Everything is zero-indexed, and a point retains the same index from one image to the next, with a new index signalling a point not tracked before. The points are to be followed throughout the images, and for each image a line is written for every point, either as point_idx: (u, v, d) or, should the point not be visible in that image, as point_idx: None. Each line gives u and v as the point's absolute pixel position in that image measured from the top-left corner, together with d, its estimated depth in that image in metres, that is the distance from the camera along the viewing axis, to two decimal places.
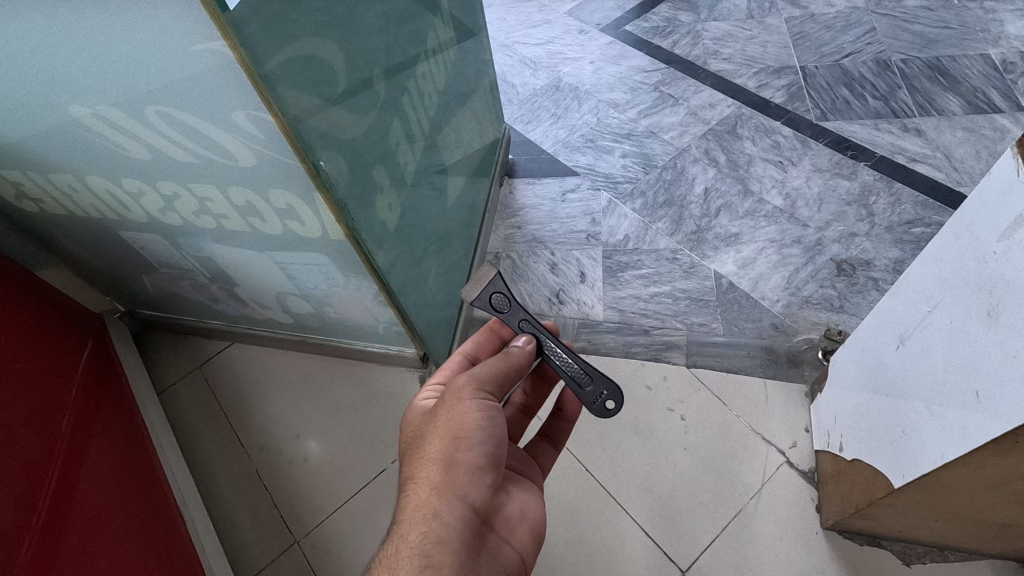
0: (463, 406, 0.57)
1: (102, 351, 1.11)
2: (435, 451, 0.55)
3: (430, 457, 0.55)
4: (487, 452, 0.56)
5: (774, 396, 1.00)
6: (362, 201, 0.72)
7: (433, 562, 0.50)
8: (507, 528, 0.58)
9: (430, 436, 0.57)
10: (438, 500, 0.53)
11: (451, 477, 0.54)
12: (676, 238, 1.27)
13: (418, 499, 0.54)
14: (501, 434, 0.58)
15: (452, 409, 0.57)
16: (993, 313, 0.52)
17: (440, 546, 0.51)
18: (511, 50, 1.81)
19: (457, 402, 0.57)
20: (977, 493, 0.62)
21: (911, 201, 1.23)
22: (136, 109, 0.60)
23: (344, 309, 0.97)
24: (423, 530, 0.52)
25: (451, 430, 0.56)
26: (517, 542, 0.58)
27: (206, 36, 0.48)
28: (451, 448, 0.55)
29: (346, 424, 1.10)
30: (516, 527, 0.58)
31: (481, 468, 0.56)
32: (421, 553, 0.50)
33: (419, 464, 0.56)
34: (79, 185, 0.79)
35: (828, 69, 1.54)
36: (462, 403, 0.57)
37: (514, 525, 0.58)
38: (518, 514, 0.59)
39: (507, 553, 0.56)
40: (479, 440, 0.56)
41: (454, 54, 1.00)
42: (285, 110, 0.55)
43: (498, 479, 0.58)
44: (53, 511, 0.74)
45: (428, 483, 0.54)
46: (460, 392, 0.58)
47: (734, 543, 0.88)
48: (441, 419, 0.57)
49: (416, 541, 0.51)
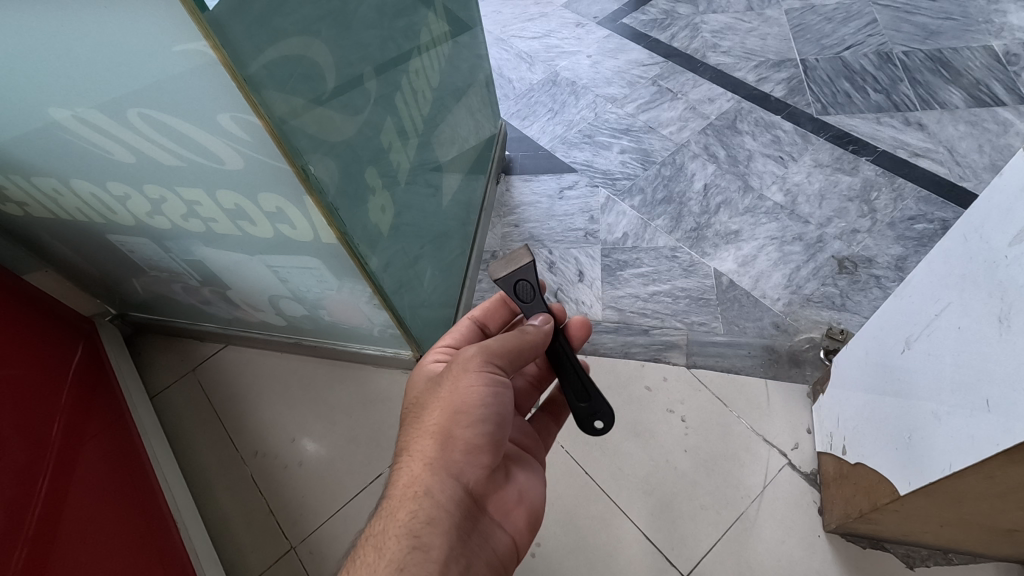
0: (466, 379, 0.57)
1: (93, 355, 1.10)
2: (433, 425, 0.56)
3: (428, 432, 0.56)
4: (486, 432, 0.56)
5: (775, 397, 0.99)
6: (352, 204, 0.70)
7: (419, 540, 0.51)
8: (503, 515, 0.59)
9: (430, 409, 0.58)
10: (431, 477, 0.54)
11: (448, 455, 0.55)
12: (675, 236, 1.25)
13: (412, 475, 0.54)
14: (502, 414, 0.58)
15: (454, 381, 0.57)
16: (1004, 318, 0.50)
17: (428, 525, 0.52)
18: (507, 44, 1.78)
19: (462, 375, 0.58)
20: (985, 500, 0.60)
21: (913, 197, 1.22)
22: (119, 112, 0.58)
23: (338, 312, 0.95)
24: (413, 507, 0.52)
25: (451, 404, 0.56)
26: (510, 526, 0.59)
27: (186, 37, 0.46)
28: (449, 422, 0.56)
29: (342, 427, 1.09)
30: (508, 510, 0.59)
31: (478, 448, 0.56)
32: (409, 529, 0.51)
33: (416, 437, 0.57)
34: (63, 188, 0.77)
35: (829, 62, 1.52)
36: (464, 376, 0.57)
37: (507, 509, 0.59)
38: (513, 500, 0.60)
39: (499, 538, 0.57)
40: (479, 416, 0.56)
41: (449, 48, 0.98)
42: (272, 113, 0.53)
43: (495, 461, 0.58)
44: (43, 520, 0.72)
45: (422, 458, 0.55)
46: (465, 363, 0.58)
47: (735, 547, 0.87)
48: (442, 392, 0.57)
49: (404, 517, 0.52)
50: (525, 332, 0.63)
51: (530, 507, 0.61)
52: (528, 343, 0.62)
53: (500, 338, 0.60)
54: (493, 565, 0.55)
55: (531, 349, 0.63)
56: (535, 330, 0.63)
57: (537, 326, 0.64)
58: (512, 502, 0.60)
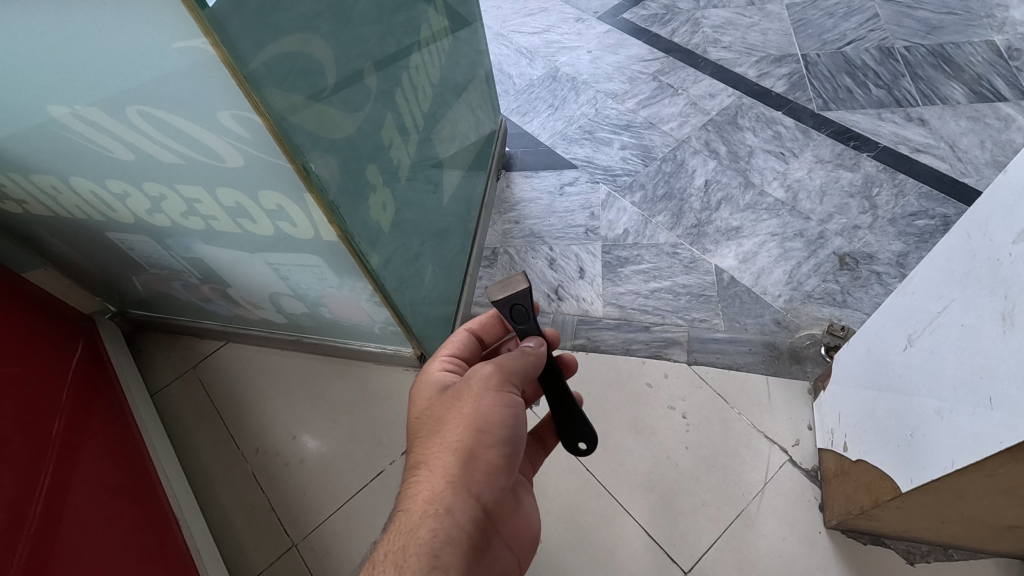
0: (487, 398, 0.57)
1: (93, 352, 1.09)
2: (455, 441, 0.55)
3: (449, 448, 0.55)
4: (505, 453, 0.57)
5: (777, 393, 0.99)
6: (352, 201, 0.69)
7: (439, 560, 0.50)
8: (512, 535, 0.60)
9: (450, 423, 0.56)
10: (453, 496, 0.53)
11: (471, 475, 0.54)
12: (676, 233, 1.25)
13: (432, 491, 0.53)
14: (519, 436, 0.58)
15: (476, 400, 0.57)
16: (1007, 316, 0.50)
17: (449, 545, 0.51)
18: (507, 39, 1.77)
19: (483, 392, 0.57)
20: (986, 497, 0.61)
21: (914, 193, 1.22)
22: (118, 109, 0.57)
23: (338, 309, 0.95)
24: (434, 525, 0.52)
25: (473, 424, 0.56)
26: (515, 547, 0.60)
27: (184, 34, 0.46)
28: (472, 441, 0.55)
29: (343, 424, 1.09)
30: (515, 531, 0.61)
31: (498, 470, 0.56)
32: (429, 547, 0.50)
33: (435, 452, 0.55)
34: (63, 186, 0.77)
35: (830, 57, 1.51)
36: (485, 396, 0.57)
37: (515, 531, 0.61)
38: (519, 523, 0.61)
39: (506, 558, 0.58)
40: (499, 437, 0.56)
41: (449, 44, 0.98)
42: (272, 110, 0.52)
43: (510, 482, 0.59)
44: (45, 518, 0.72)
45: (443, 475, 0.54)
46: (485, 380, 0.58)
47: (736, 544, 0.87)
48: (462, 408, 0.57)
49: (426, 535, 0.51)
50: (528, 352, 0.60)
51: (532, 532, 0.63)
52: (532, 361, 0.60)
53: (512, 356, 0.59)
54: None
55: (536, 368, 0.61)
56: (535, 353, 0.61)
57: (534, 348, 0.61)
58: (519, 524, 0.61)
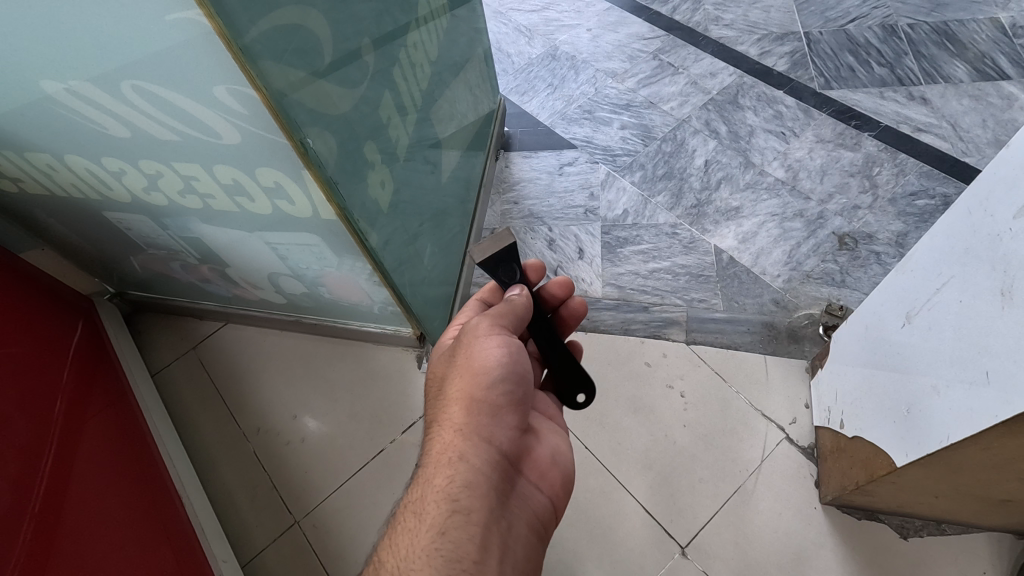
0: (481, 344, 0.59)
1: (92, 333, 1.09)
2: (458, 391, 0.57)
3: (454, 398, 0.57)
4: (508, 392, 0.58)
5: (774, 371, 1.00)
6: (351, 177, 0.69)
7: (459, 504, 0.51)
8: (539, 476, 0.60)
9: (453, 376, 0.59)
10: (464, 442, 0.55)
11: (476, 418, 0.56)
12: (676, 213, 1.24)
13: (444, 442, 0.55)
14: (521, 371, 0.59)
15: (470, 348, 0.59)
16: (1006, 292, 0.50)
17: (467, 488, 0.52)
18: (505, 17, 1.74)
19: (474, 340, 0.59)
20: (980, 472, 0.62)
21: (915, 172, 1.21)
22: (113, 85, 0.56)
23: (337, 290, 0.95)
24: (449, 472, 0.53)
25: (471, 370, 0.57)
26: (546, 488, 0.60)
27: (177, 7, 0.45)
28: (471, 387, 0.57)
29: (343, 402, 1.09)
30: (543, 472, 0.61)
31: (503, 408, 0.58)
32: (447, 492, 0.52)
33: (443, 407, 0.58)
34: (58, 164, 0.76)
35: (832, 35, 1.49)
36: (478, 343, 0.59)
37: (542, 472, 0.61)
38: (546, 460, 0.62)
39: (537, 499, 0.59)
40: (499, 377, 0.57)
41: (446, 20, 0.96)
42: (269, 84, 0.52)
43: (521, 420, 0.60)
44: (49, 497, 0.73)
45: (453, 425, 0.56)
46: (475, 330, 0.60)
47: (733, 519, 0.89)
48: (461, 361, 0.59)
49: (442, 483, 0.52)
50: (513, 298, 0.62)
51: (564, 469, 0.63)
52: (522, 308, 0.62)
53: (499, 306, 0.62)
54: (533, 527, 0.56)
55: (525, 311, 0.62)
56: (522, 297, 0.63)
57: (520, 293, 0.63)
58: (545, 462, 0.61)
